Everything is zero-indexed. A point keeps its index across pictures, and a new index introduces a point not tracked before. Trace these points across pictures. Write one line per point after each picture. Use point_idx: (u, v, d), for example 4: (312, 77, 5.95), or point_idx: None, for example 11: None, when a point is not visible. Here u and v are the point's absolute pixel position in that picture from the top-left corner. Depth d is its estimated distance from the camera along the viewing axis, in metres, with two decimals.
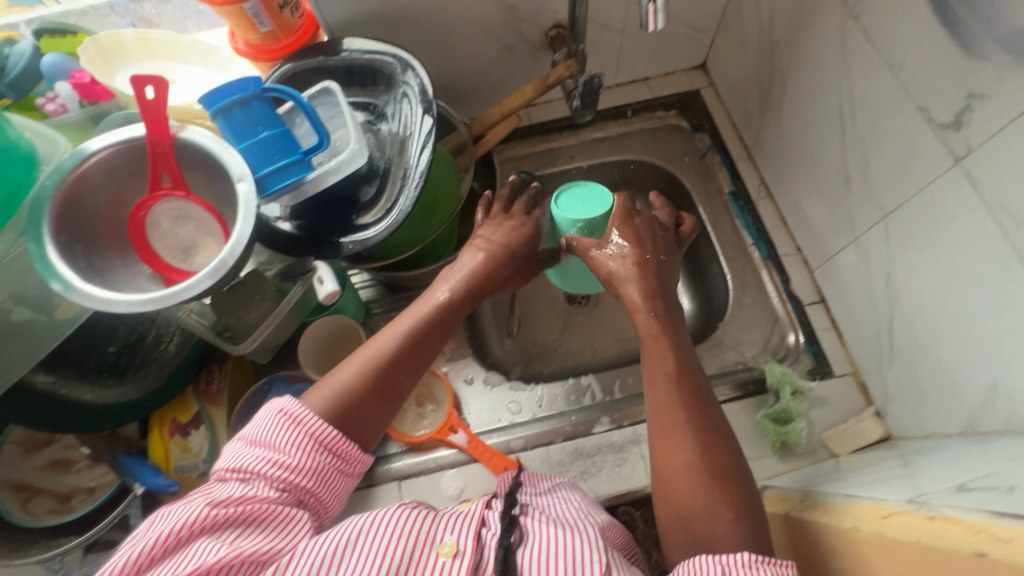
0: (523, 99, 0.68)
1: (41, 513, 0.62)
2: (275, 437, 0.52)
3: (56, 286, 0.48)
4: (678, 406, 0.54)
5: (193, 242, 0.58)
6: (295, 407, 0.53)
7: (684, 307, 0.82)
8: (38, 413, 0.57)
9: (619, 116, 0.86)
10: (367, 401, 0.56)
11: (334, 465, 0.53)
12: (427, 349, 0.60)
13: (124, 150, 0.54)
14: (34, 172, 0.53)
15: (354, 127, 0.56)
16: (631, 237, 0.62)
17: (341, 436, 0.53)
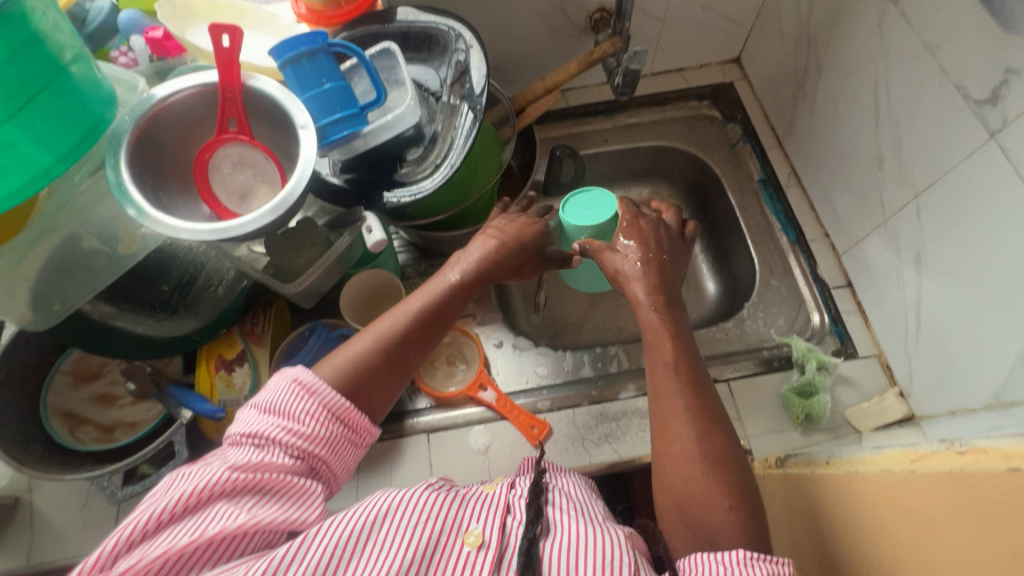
0: (567, 74, 0.71)
1: (87, 440, 0.64)
2: (291, 406, 0.49)
3: (130, 211, 0.51)
4: (696, 364, 0.56)
5: (249, 188, 0.60)
6: (311, 378, 0.50)
7: (709, 289, 0.85)
8: (91, 340, 0.61)
9: (653, 103, 0.89)
10: (376, 372, 0.54)
11: (346, 436, 0.51)
12: (438, 326, 0.58)
13: (196, 95, 0.57)
14: (113, 112, 0.55)
15: (409, 86, 0.60)
16: (639, 239, 0.62)
17: (351, 406, 0.52)
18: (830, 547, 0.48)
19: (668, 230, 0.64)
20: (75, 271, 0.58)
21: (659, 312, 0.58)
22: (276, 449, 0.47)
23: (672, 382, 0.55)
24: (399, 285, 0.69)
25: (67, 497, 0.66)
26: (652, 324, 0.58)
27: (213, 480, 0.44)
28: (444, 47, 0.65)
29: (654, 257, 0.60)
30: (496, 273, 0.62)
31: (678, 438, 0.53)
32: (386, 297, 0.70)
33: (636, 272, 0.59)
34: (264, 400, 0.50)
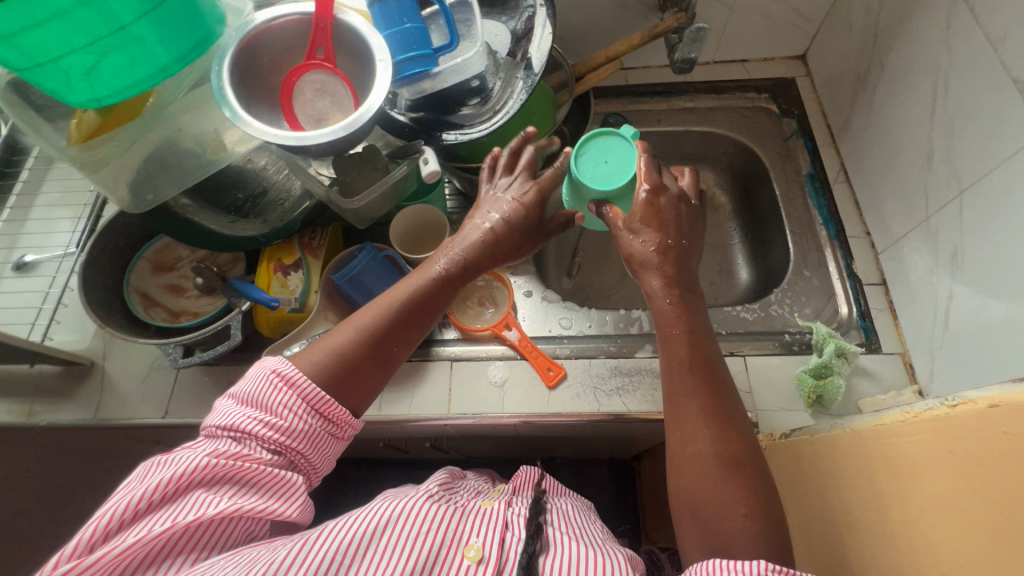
0: (629, 45, 0.74)
1: (157, 319, 0.73)
2: (269, 398, 0.50)
3: (227, 113, 0.58)
4: (708, 340, 0.59)
5: (326, 113, 0.67)
6: (291, 369, 0.51)
7: (742, 276, 0.89)
8: (174, 230, 0.69)
9: (711, 91, 0.91)
10: (360, 366, 0.56)
11: (326, 429, 0.53)
12: (423, 321, 0.59)
13: (291, 23, 0.64)
14: (221, 28, 0.62)
15: (480, 34, 0.65)
16: (657, 218, 0.60)
17: (331, 400, 0.52)
18: (827, 510, 0.49)
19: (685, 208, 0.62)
20: (172, 166, 0.66)
21: (674, 308, 0.59)
22: (253, 441, 0.48)
23: (684, 367, 0.57)
24: (444, 222, 0.74)
25: (134, 367, 0.75)
26: (666, 317, 0.59)
27: (192, 468, 0.44)
28: (515, 5, 0.70)
29: (676, 242, 0.60)
30: (489, 260, 0.62)
31: (686, 410, 0.55)
32: (433, 231, 0.77)
33: (650, 258, 0.59)
34: (242, 392, 0.52)
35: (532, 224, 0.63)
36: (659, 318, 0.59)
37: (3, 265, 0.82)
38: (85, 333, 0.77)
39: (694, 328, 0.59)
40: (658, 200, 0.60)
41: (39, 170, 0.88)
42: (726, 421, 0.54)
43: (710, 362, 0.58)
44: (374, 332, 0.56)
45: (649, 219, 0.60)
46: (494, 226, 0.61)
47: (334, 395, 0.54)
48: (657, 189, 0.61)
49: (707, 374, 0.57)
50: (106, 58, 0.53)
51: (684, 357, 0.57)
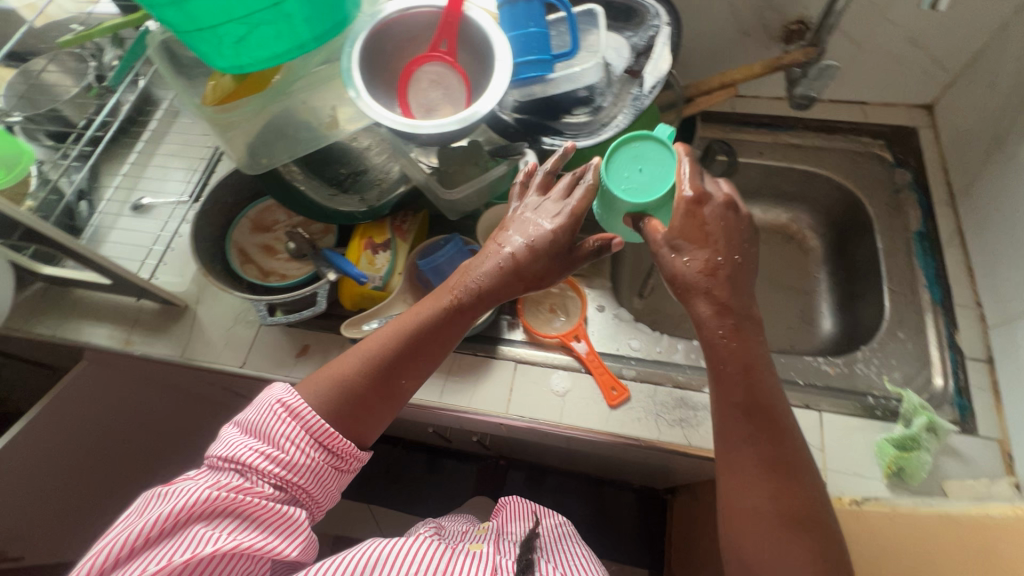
0: (748, 74, 0.72)
1: (249, 275, 0.77)
2: (272, 430, 0.53)
3: (351, 93, 0.62)
4: (769, 374, 0.55)
5: (436, 104, 0.68)
6: (295, 400, 0.54)
7: (824, 326, 0.85)
8: (282, 195, 0.73)
9: (822, 130, 0.87)
10: (365, 399, 0.56)
11: (330, 463, 0.55)
12: (428, 352, 0.59)
13: (417, 16, 0.67)
14: (356, 12, 0.65)
15: (602, 46, 0.65)
16: (702, 230, 0.55)
17: (333, 433, 0.55)
18: None
19: (735, 223, 0.56)
20: (289, 136, 0.70)
21: (730, 336, 0.54)
22: (254, 474, 0.51)
23: (738, 411, 0.54)
24: None
25: (221, 317, 0.80)
26: (726, 343, 0.54)
27: (192, 501, 0.46)
28: (641, 20, 0.69)
29: (728, 259, 0.55)
30: (506, 290, 0.59)
31: (745, 451, 0.53)
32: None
33: (694, 280, 0.55)
34: (245, 421, 0.55)
35: (560, 254, 0.58)
36: (711, 349, 0.55)
37: (122, 204, 0.89)
38: (184, 278, 0.83)
39: (754, 354, 0.55)
40: (704, 213, 0.55)
41: (165, 122, 0.96)
42: (785, 473, 0.52)
43: (767, 398, 0.54)
44: (376, 365, 0.57)
45: (694, 236, 0.55)
46: (510, 255, 0.58)
47: (337, 428, 0.56)
48: (701, 198, 0.55)
49: (766, 419, 0.53)
50: (256, 30, 0.57)
51: (733, 395, 0.54)
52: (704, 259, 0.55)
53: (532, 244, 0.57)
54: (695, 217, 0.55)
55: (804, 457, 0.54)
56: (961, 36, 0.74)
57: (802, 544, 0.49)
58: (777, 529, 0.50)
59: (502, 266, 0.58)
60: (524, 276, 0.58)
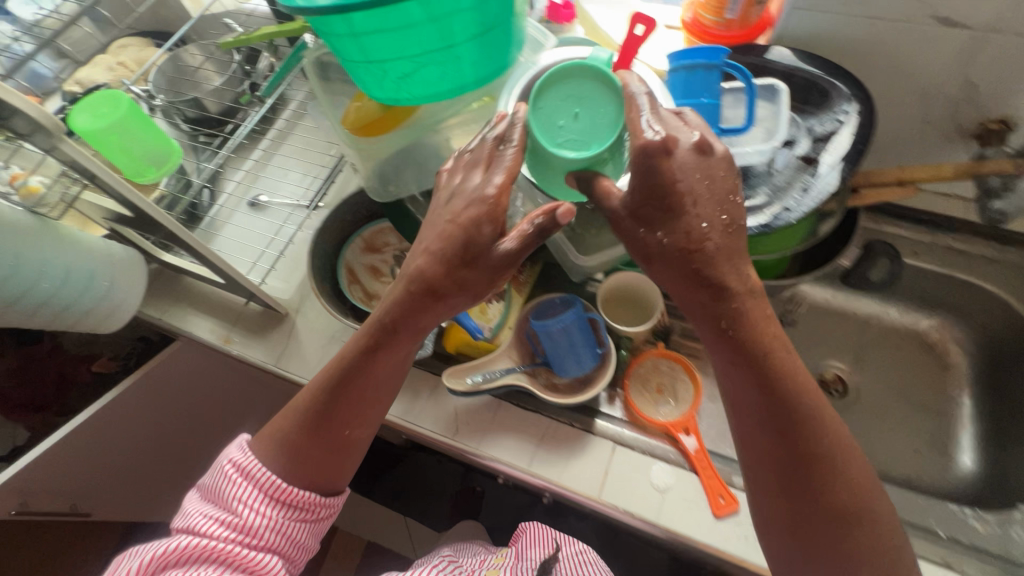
0: (936, 173, 0.64)
1: (354, 297, 0.76)
2: (226, 493, 0.56)
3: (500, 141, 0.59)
4: (793, 375, 0.48)
5: None
6: (242, 461, 0.57)
7: (961, 461, 0.74)
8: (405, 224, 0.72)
9: (995, 238, 0.77)
10: (314, 455, 0.58)
11: (292, 517, 0.57)
12: (358, 400, 0.58)
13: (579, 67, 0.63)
14: (516, 56, 0.62)
15: (784, 127, 0.58)
16: (679, 194, 0.47)
17: (287, 488, 0.56)
18: None
19: (698, 165, 0.47)
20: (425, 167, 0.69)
21: (757, 329, 0.48)
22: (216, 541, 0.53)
23: (758, 423, 0.49)
24: (657, 298, 0.70)
25: (319, 332, 0.79)
26: (765, 340, 0.48)
27: (156, 557, 0.50)
28: (828, 107, 0.62)
29: (717, 221, 0.48)
30: (417, 303, 0.56)
31: (757, 449, 0.50)
32: (634, 301, 0.74)
33: (670, 252, 0.48)
34: (203, 485, 0.58)
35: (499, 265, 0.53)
36: (739, 355, 0.48)
37: (241, 198, 0.91)
38: (290, 285, 0.83)
39: (779, 345, 0.49)
40: (676, 176, 0.47)
41: (292, 122, 0.97)
42: (788, 500, 0.49)
43: (802, 395, 0.48)
44: (308, 421, 0.57)
45: (668, 202, 0.47)
46: (408, 277, 0.55)
47: (291, 481, 0.57)
48: (666, 142, 0.47)
49: (794, 435, 0.48)
50: (422, 69, 0.55)
51: (747, 401, 0.49)
52: (692, 231, 0.47)
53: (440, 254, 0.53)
54: (649, 162, 0.47)
55: (847, 461, 0.48)
56: None
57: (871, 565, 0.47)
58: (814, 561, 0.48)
59: (399, 295, 0.56)
60: (437, 295, 0.55)
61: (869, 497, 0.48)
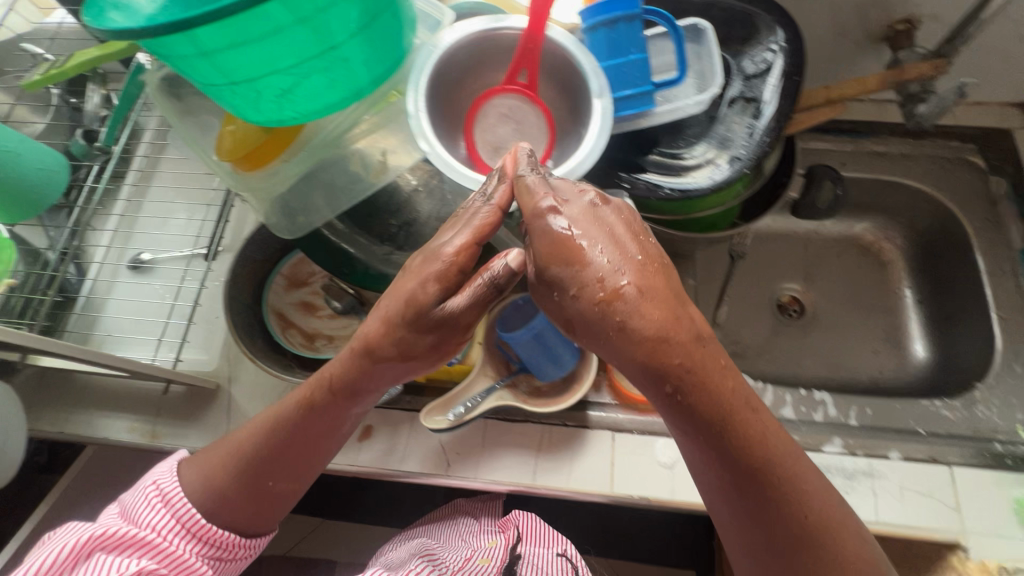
0: (862, 88, 0.62)
1: (294, 343, 0.66)
2: (141, 515, 0.50)
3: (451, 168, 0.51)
4: (761, 443, 0.42)
5: (505, 142, 0.57)
6: (170, 487, 0.52)
7: (915, 353, 0.78)
8: (693, 423, 0.42)
9: (908, 135, 0.79)
10: (239, 508, 0.52)
11: (208, 555, 0.51)
12: (266, 510, 0.54)
13: (475, 40, 0.54)
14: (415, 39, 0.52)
15: (733, 96, 0.58)
16: (577, 248, 0.41)
17: (210, 528, 0.51)
18: None
19: (591, 215, 0.42)
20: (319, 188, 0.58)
21: (720, 423, 0.41)
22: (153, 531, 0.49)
23: (755, 519, 0.43)
24: None
25: (269, 386, 0.69)
26: (776, 475, 0.42)
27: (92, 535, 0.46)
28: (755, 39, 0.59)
29: (636, 265, 0.41)
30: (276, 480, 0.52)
31: None
32: None
33: (597, 318, 0.41)
34: (123, 503, 0.52)
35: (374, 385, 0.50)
36: (720, 459, 0.42)
37: (118, 263, 0.75)
38: (211, 353, 0.70)
39: (759, 437, 0.42)
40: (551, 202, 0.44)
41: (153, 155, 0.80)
42: None
43: (776, 497, 0.42)
44: (241, 466, 0.51)
45: (567, 267, 0.41)
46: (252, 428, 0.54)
47: (211, 518, 0.52)
48: (585, 215, 0.42)
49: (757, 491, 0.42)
50: (291, 95, 0.45)
51: (720, 479, 0.43)
52: (594, 284, 0.40)
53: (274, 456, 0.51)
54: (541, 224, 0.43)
55: (827, 525, 0.43)
56: None
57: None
58: (784, 547, 0.43)
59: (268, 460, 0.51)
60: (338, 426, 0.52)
61: None
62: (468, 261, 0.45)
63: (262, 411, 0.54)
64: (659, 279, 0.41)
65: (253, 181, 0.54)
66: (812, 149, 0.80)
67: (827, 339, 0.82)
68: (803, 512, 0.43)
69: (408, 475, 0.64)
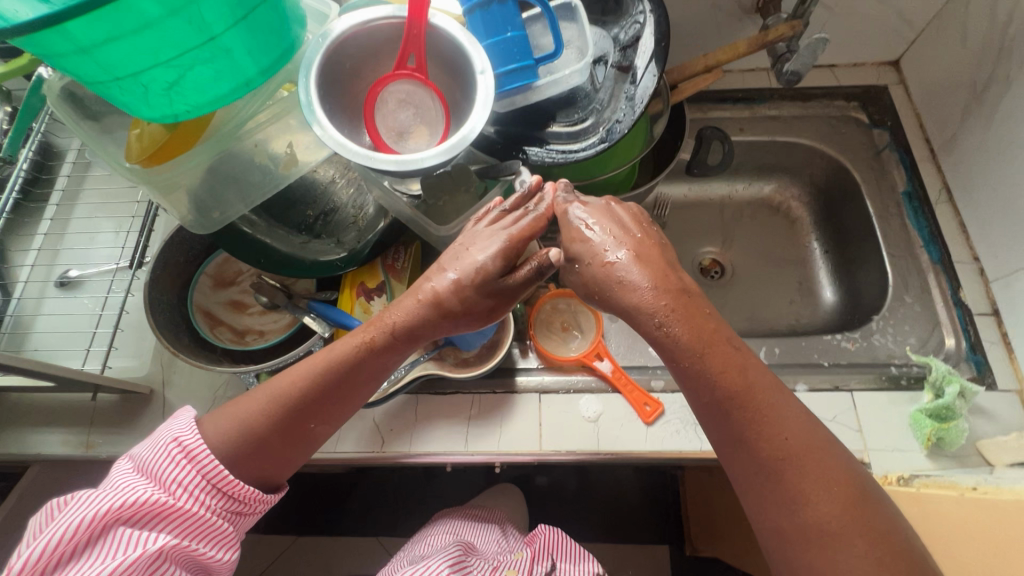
0: (734, 53, 0.67)
1: (223, 339, 0.68)
2: (161, 473, 0.50)
3: (353, 150, 0.52)
4: (746, 373, 0.45)
5: (407, 127, 0.61)
6: (192, 444, 0.52)
7: (826, 298, 0.84)
8: (679, 354, 0.45)
9: (796, 97, 0.85)
10: (264, 448, 0.53)
11: (230, 507, 0.53)
12: (280, 459, 0.54)
13: (360, 31, 0.56)
14: (302, 32, 0.55)
15: (611, 65, 0.63)
16: (587, 227, 0.49)
17: (235, 483, 0.52)
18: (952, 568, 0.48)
19: (606, 209, 0.51)
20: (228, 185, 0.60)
21: (699, 345, 0.45)
22: (173, 494, 0.50)
23: (737, 438, 0.45)
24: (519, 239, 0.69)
25: (201, 385, 0.70)
26: (755, 400, 0.45)
27: (113, 506, 0.47)
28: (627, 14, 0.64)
29: (637, 241, 0.49)
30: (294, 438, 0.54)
31: (773, 499, 0.44)
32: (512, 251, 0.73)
33: (603, 276, 0.47)
34: (140, 458, 0.52)
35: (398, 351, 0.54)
36: (705, 387, 0.45)
37: (46, 280, 0.76)
38: (143, 358, 0.71)
39: (744, 369, 0.45)
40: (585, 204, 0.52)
41: (78, 173, 0.81)
42: (772, 495, 0.44)
43: (754, 418, 0.45)
44: (278, 410, 0.53)
45: (584, 243, 0.49)
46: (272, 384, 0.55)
47: (235, 471, 0.52)
48: (606, 213, 0.51)
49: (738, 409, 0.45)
50: (176, 89, 0.47)
51: (704, 404, 0.46)
52: (600, 253, 0.48)
53: (294, 415, 0.53)
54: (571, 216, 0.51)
55: (798, 441, 0.44)
56: (892, 19, 0.77)
57: (824, 498, 0.43)
58: (762, 470, 0.45)
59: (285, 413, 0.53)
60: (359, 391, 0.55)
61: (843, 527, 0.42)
62: (518, 245, 0.50)
63: (310, 356, 0.55)
64: (656, 250, 0.48)
65: (157, 177, 0.55)
66: (711, 118, 0.86)
67: (747, 295, 0.87)
68: (779, 439, 0.44)
69: (344, 456, 0.65)
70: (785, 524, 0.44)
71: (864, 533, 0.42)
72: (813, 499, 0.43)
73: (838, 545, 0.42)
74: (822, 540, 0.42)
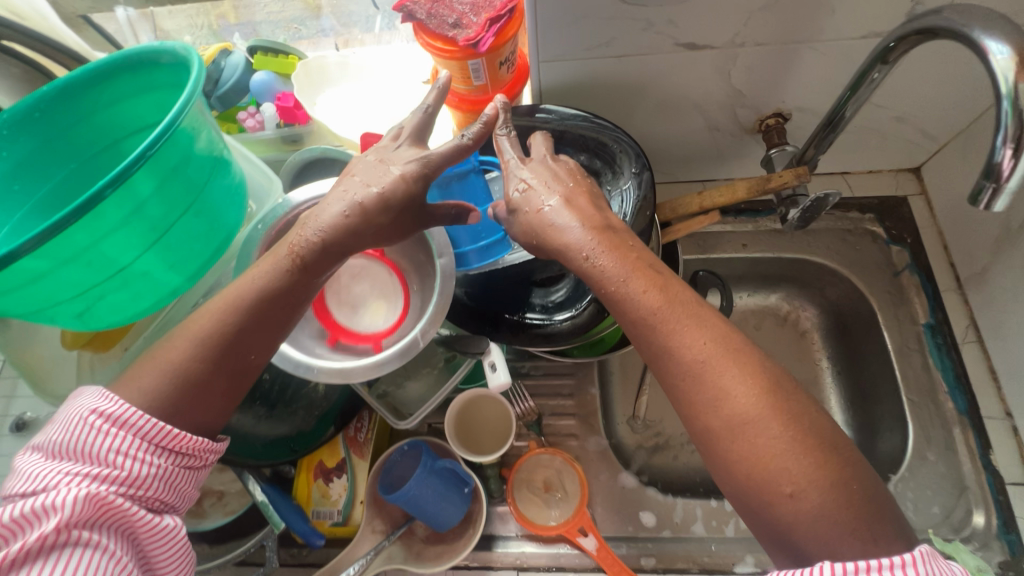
0: (732, 197, 0.60)
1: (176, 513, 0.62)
2: (80, 445, 0.40)
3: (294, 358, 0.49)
4: (658, 287, 0.43)
5: (362, 301, 0.56)
6: (110, 409, 0.41)
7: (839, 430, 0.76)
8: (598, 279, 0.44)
9: None
10: (197, 393, 0.44)
11: (181, 464, 0.44)
12: (197, 408, 0.44)
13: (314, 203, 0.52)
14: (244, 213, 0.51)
15: None
16: (530, 178, 0.48)
17: (176, 434, 0.43)
18: None
19: (541, 162, 0.50)
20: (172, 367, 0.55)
21: (623, 271, 0.43)
22: (105, 467, 0.40)
23: (652, 351, 0.42)
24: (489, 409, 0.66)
25: None
26: (670, 312, 0.42)
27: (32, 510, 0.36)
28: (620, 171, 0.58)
29: (566, 191, 0.48)
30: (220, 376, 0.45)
31: (691, 396, 0.40)
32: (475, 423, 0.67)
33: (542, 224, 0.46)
34: (48, 443, 0.41)
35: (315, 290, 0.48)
36: (622, 314, 0.43)
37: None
38: None
39: (668, 290, 0.43)
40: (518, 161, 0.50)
41: None
42: (688, 394, 0.40)
43: (667, 328, 0.41)
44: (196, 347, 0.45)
45: (523, 194, 0.48)
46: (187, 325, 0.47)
47: (171, 423, 0.43)
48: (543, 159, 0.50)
49: (649, 324, 0.42)
50: (96, 310, 0.43)
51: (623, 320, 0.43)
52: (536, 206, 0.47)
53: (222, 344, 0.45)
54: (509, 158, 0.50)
55: (711, 346, 0.41)
56: (910, 136, 0.69)
57: (741, 390, 0.39)
58: (679, 376, 0.41)
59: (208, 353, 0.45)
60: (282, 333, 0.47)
61: (758, 415, 0.38)
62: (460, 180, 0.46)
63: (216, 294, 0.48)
64: (585, 196, 0.48)
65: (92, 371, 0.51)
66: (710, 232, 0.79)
67: None
68: (697, 343, 0.40)
69: None
70: (706, 420, 0.40)
71: (779, 416, 0.38)
72: (732, 393, 0.39)
73: (755, 429, 0.38)
74: (742, 430, 0.38)
